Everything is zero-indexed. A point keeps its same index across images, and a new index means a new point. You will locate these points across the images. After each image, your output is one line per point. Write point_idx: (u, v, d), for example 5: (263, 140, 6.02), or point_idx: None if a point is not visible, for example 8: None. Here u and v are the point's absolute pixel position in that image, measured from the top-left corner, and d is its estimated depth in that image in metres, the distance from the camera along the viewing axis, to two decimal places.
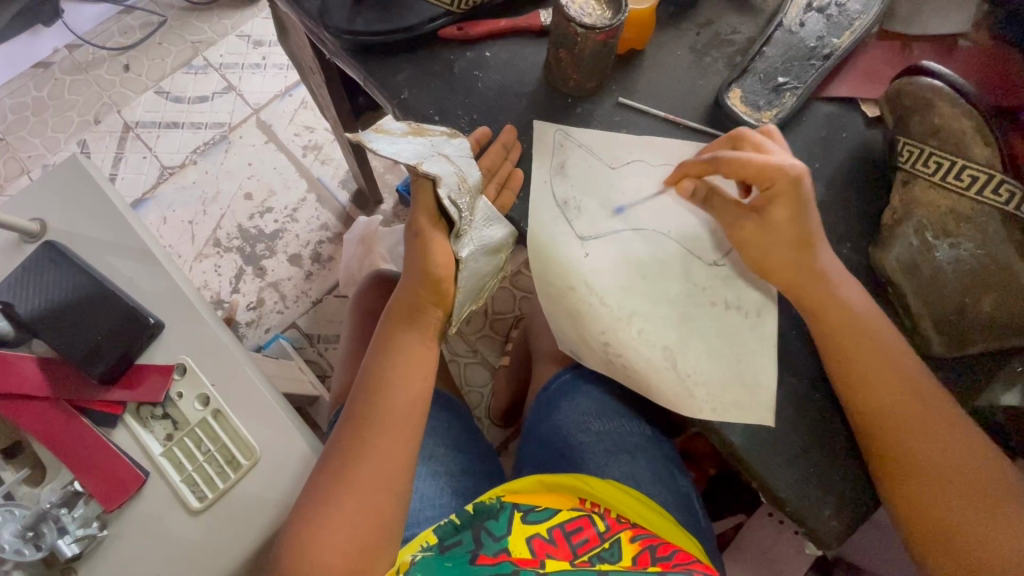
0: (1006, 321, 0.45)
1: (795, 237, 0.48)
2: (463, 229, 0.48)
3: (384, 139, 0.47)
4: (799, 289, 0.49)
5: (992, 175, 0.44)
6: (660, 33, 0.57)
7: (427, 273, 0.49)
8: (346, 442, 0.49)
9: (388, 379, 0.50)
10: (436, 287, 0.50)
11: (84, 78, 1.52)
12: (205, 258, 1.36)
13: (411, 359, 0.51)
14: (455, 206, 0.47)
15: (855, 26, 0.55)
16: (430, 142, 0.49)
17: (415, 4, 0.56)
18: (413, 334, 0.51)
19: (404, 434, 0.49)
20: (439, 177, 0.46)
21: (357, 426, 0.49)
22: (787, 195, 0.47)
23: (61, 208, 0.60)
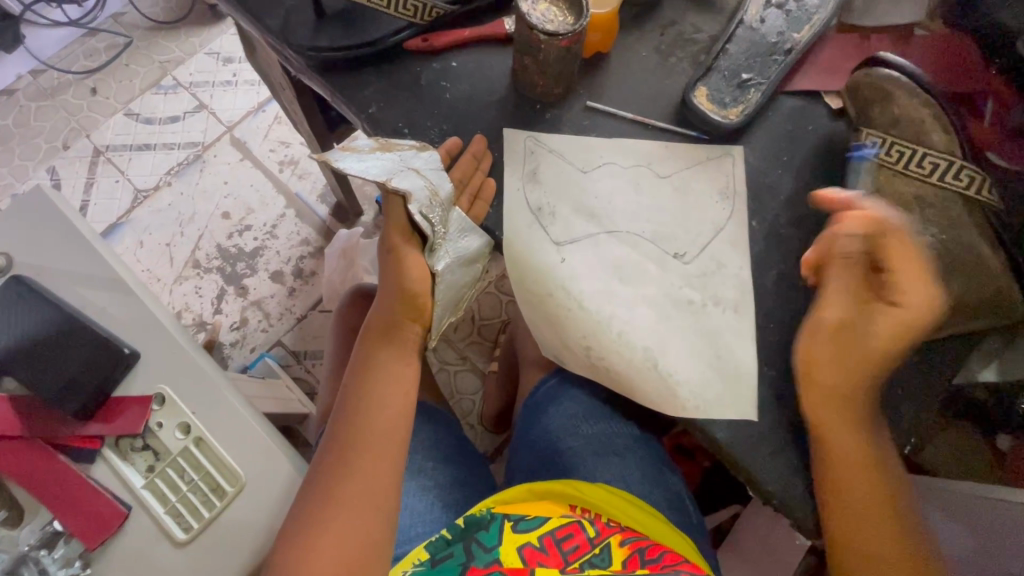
0: (975, 303, 0.46)
1: (851, 364, 0.47)
2: (437, 243, 0.49)
3: (351, 156, 0.46)
4: (825, 408, 0.47)
5: (952, 161, 0.45)
6: (625, 35, 0.58)
7: (402, 288, 0.50)
8: (331, 463, 0.48)
9: (371, 398, 0.50)
10: (412, 302, 0.50)
11: (51, 104, 1.49)
12: (185, 280, 1.35)
13: (392, 375, 0.50)
14: (426, 221, 0.48)
15: (814, 20, 0.55)
16: (399, 157, 0.48)
17: (378, 17, 0.56)
18: (392, 351, 0.51)
19: (389, 451, 0.49)
20: (410, 193, 0.47)
21: (342, 447, 0.49)
22: (912, 311, 0.45)
23: (27, 239, 0.59)
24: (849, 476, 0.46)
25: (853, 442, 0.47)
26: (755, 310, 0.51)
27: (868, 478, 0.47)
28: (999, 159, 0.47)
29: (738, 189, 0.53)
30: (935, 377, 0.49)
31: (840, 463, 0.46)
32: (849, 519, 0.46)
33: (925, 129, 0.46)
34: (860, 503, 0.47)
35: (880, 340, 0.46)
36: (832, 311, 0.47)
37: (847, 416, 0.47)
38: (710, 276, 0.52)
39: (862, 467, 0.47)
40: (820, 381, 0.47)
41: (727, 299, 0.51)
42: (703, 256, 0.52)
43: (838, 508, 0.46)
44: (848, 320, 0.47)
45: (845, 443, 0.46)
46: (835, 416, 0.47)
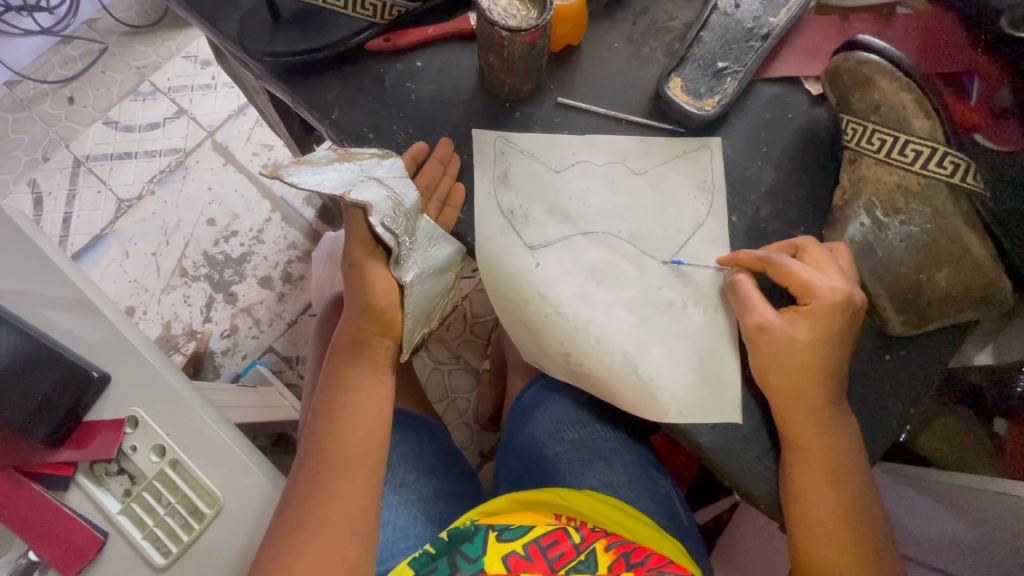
0: (962, 295, 0.45)
1: (776, 363, 0.45)
2: (402, 255, 0.47)
3: (307, 169, 0.44)
4: (795, 403, 0.44)
5: (935, 148, 0.43)
6: (598, 26, 0.55)
7: (368, 304, 0.48)
8: (305, 485, 0.47)
9: (342, 418, 0.49)
10: (376, 317, 0.49)
11: (28, 115, 1.46)
12: (172, 289, 1.33)
13: (361, 395, 0.50)
14: (389, 233, 0.46)
15: (791, 3, 0.53)
16: (359, 166, 0.47)
17: (336, 17, 0.54)
18: (360, 368, 0.50)
19: (364, 471, 0.48)
20: (370, 205, 0.44)
21: (315, 470, 0.48)
22: (820, 316, 0.44)
23: None
24: (818, 461, 0.44)
25: (828, 441, 0.44)
26: (735, 309, 0.49)
27: (841, 478, 0.45)
28: (992, 143, 0.41)
29: (717, 182, 0.52)
30: (925, 369, 0.48)
31: (814, 447, 0.44)
32: (818, 526, 0.44)
33: (906, 114, 0.44)
34: (829, 502, 0.44)
35: (805, 342, 0.44)
36: (752, 314, 0.46)
37: (821, 416, 0.44)
38: (689, 275, 0.50)
39: (830, 458, 0.44)
40: (800, 385, 0.44)
41: (706, 299, 0.50)
42: (681, 254, 0.50)
43: (803, 505, 0.44)
44: (772, 321, 0.45)
45: (820, 439, 0.44)
46: (805, 413, 0.44)
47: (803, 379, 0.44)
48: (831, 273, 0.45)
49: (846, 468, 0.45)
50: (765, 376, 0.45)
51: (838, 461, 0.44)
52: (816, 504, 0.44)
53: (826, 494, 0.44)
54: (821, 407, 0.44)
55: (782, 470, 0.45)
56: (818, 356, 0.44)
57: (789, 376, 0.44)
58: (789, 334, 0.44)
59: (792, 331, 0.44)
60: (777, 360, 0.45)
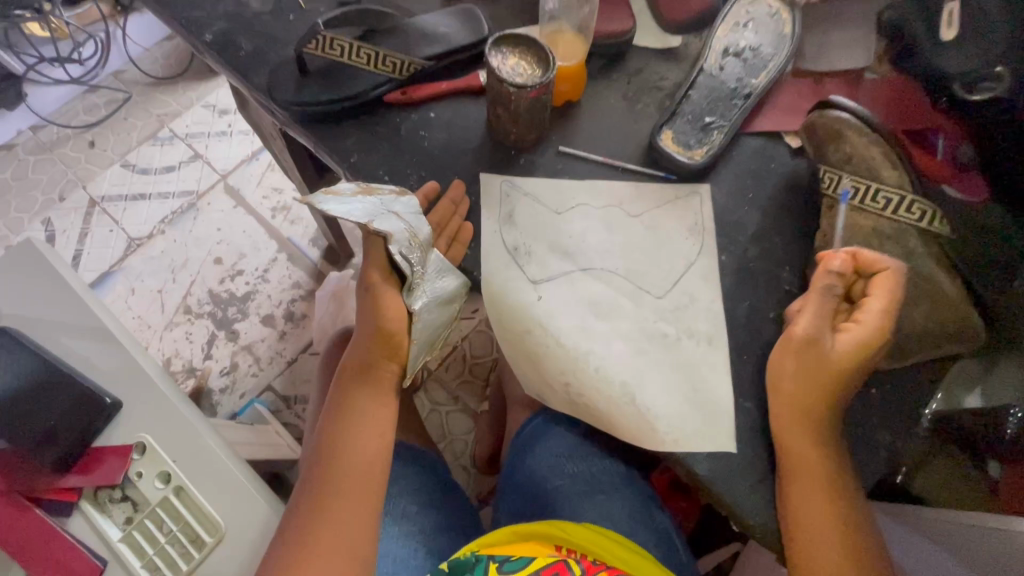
0: (939, 332, 0.47)
1: (810, 371, 0.47)
2: (416, 282, 0.51)
3: (334, 200, 0.48)
4: (789, 425, 0.47)
5: (904, 196, 0.48)
6: (595, 84, 0.61)
7: (379, 325, 0.51)
8: (311, 504, 0.49)
9: (348, 438, 0.50)
10: (377, 341, 0.51)
11: (49, 157, 1.53)
12: (175, 326, 1.35)
13: (367, 414, 0.51)
14: (406, 261, 0.49)
15: (770, 67, 0.59)
16: (381, 199, 0.50)
17: (359, 73, 0.59)
18: (365, 390, 0.52)
19: (368, 492, 0.50)
20: (389, 234, 0.48)
21: (321, 490, 0.49)
22: (868, 334, 0.46)
23: (15, 292, 0.60)
24: (812, 483, 0.46)
25: (819, 462, 0.46)
26: (728, 342, 0.52)
27: (831, 498, 0.46)
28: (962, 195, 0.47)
29: (707, 224, 0.55)
30: (911, 402, 0.50)
31: (807, 467, 0.46)
32: (815, 548, 0.45)
33: (876, 166, 0.48)
34: (825, 523, 0.45)
35: (845, 354, 0.46)
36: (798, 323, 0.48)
37: (815, 437, 0.47)
38: (684, 309, 0.53)
39: (824, 480, 0.46)
40: (794, 404, 0.47)
41: (701, 332, 0.52)
42: (675, 290, 0.54)
43: (802, 527, 0.45)
44: (815, 330, 0.47)
45: (813, 461, 0.46)
46: (798, 436, 0.47)
47: (807, 399, 0.47)
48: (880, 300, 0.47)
49: (835, 488, 0.46)
50: (780, 386, 0.48)
51: (830, 483, 0.46)
52: (810, 523, 0.45)
53: (821, 516, 0.45)
54: (810, 428, 0.47)
55: (777, 493, 0.47)
56: (831, 377, 0.47)
57: (780, 398, 0.48)
58: (831, 348, 0.47)
59: (836, 344, 0.47)
60: (779, 381, 0.48)
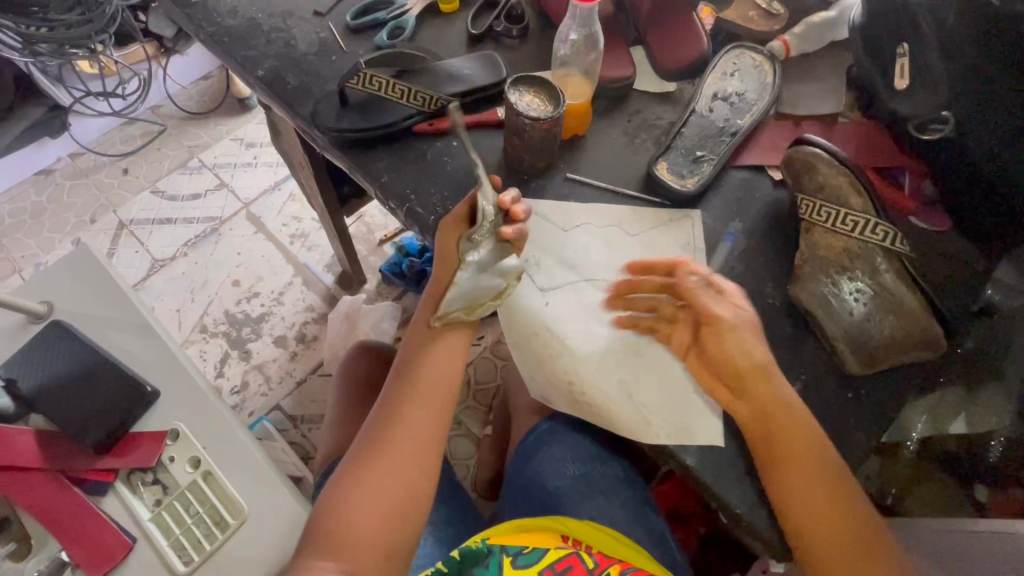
0: (904, 340, 0.53)
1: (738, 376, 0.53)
2: (478, 236, 0.55)
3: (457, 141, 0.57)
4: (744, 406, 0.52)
5: (868, 219, 0.54)
6: (599, 122, 0.69)
7: (448, 254, 0.56)
8: (388, 411, 0.56)
9: (422, 356, 0.57)
10: (450, 272, 0.56)
11: (85, 182, 1.63)
12: (191, 343, 1.41)
13: (437, 335, 0.57)
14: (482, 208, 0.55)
15: (754, 109, 0.67)
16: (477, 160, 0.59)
17: (392, 105, 0.67)
18: (439, 318, 0.57)
19: (436, 405, 0.56)
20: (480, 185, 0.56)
21: (396, 397, 0.56)
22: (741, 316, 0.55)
23: (70, 290, 0.66)
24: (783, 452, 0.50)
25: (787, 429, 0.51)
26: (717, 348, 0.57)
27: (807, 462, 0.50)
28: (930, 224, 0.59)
29: (699, 244, 0.62)
30: (884, 407, 0.55)
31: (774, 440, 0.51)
32: (803, 511, 0.49)
33: (844, 194, 0.55)
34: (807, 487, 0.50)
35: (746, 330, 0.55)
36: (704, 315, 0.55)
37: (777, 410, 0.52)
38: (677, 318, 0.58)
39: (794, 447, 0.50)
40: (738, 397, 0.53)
41: (691, 337, 0.57)
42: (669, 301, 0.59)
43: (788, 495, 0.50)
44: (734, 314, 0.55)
45: (779, 431, 0.51)
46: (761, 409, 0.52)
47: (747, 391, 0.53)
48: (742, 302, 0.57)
49: (814, 460, 0.51)
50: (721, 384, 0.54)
51: (804, 449, 0.51)
52: (801, 507, 0.49)
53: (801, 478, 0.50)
54: (790, 426, 0.51)
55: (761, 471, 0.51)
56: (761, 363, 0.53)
57: (755, 403, 0.52)
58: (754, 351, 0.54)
59: (757, 351, 0.54)
60: (755, 389, 0.53)
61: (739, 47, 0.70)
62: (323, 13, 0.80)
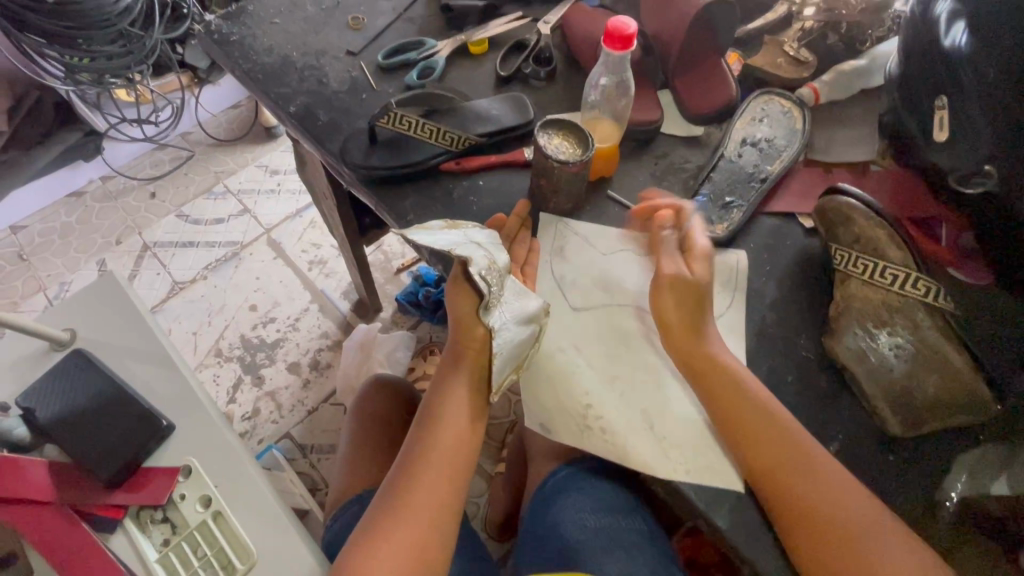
0: (949, 402, 0.50)
1: (717, 390, 0.53)
2: (492, 302, 0.54)
3: (423, 233, 0.54)
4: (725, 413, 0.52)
5: (909, 273, 0.52)
6: (625, 164, 0.69)
7: (459, 321, 0.56)
8: (402, 474, 0.54)
9: (441, 417, 0.56)
10: (477, 337, 0.55)
11: (113, 205, 1.67)
12: (205, 368, 1.41)
13: (454, 396, 0.56)
14: (484, 281, 0.53)
15: (783, 156, 0.66)
16: (467, 232, 0.57)
17: (420, 144, 0.68)
18: (462, 383, 0.57)
19: (453, 468, 0.55)
20: (470, 257, 0.52)
21: (412, 459, 0.55)
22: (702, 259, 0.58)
23: (92, 318, 0.67)
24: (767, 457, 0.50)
25: (764, 430, 0.51)
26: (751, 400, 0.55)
27: (795, 465, 0.49)
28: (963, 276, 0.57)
29: (733, 289, 0.60)
30: (927, 469, 0.52)
31: (757, 447, 0.50)
32: (806, 517, 0.47)
33: (883, 245, 0.53)
34: (804, 491, 0.48)
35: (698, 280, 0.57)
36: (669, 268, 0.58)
37: (750, 415, 0.51)
38: None
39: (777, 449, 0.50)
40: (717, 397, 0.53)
41: None
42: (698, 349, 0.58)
43: (790, 502, 0.48)
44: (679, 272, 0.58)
45: (760, 436, 0.51)
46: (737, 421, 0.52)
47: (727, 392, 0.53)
48: (704, 263, 0.58)
49: (809, 466, 0.49)
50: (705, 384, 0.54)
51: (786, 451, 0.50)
52: (795, 513, 0.48)
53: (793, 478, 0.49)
54: (765, 430, 0.51)
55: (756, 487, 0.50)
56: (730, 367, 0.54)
57: (716, 408, 0.53)
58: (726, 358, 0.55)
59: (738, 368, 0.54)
60: (739, 411, 0.52)
61: (767, 93, 0.71)
62: (355, 52, 0.82)
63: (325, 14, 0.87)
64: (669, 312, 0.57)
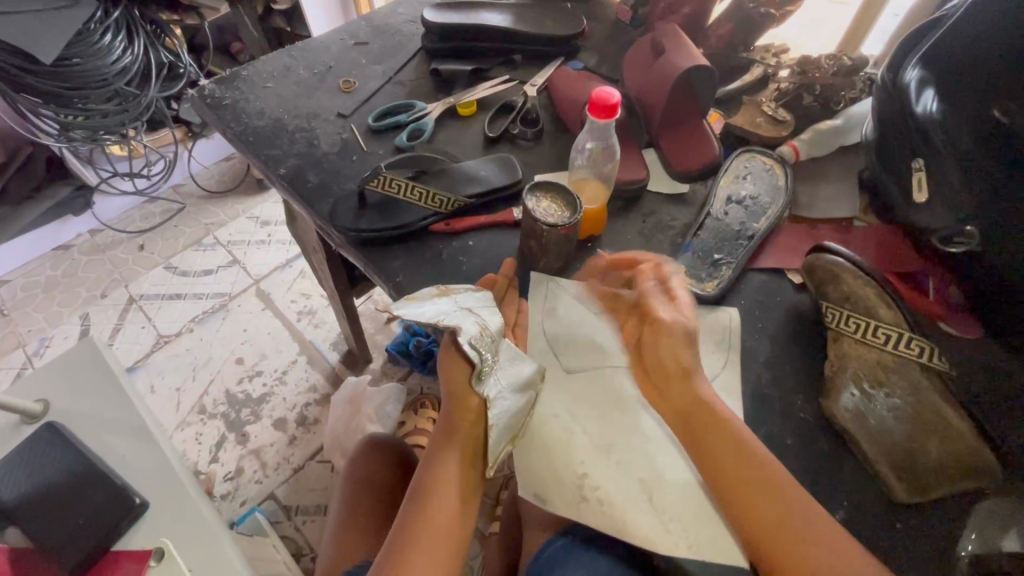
0: (956, 466, 0.48)
1: (722, 456, 0.50)
2: (486, 370, 0.53)
3: (412, 303, 0.53)
4: (730, 482, 0.49)
5: (901, 332, 0.51)
6: (613, 222, 0.70)
7: (454, 393, 0.54)
8: (392, 562, 0.50)
9: (433, 497, 0.53)
10: (472, 406, 0.54)
11: (100, 258, 1.66)
12: (187, 425, 1.36)
13: (448, 472, 0.54)
14: (475, 350, 0.52)
15: (769, 212, 0.67)
16: (458, 299, 0.56)
17: (410, 205, 0.68)
18: (455, 457, 0.55)
19: (447, 552, 0.51)
20: (459, 327, 0.52)
21: (402, 544, 0.51)
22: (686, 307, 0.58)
23: (67, 387, 0.64)
24: (778, 532, 0.46)
25: (775, 504, 0.47)
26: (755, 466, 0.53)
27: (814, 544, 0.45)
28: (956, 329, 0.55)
29: (729, 348, 0.59)
30: (939, 538, 0.50)
31: (768, 521, 0.47)
32: None
33: (872, 305, 0.54)
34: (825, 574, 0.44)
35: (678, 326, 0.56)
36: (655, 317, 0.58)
37: (759, 485, 0.48)
38: None
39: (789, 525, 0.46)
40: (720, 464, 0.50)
41: None
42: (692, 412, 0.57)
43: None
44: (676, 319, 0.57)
45: (771, 510, 0.47)
46: (746, 491, 0.48)
47: (731, 459, 0.50)
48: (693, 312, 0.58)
49: (828, 544, 0.45)
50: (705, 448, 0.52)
51: (802, 528, 0.46)
52: None
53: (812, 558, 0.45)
54: (752, 480, 0.49)
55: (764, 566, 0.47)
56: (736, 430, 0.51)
57: (715, 476, 0.51)
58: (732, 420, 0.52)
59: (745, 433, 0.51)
60: (748, 484, 0.49)
61: (749, 151, 0.73)
62: (346, 115, 0.84)
63: (317, 78, 0.90)
64: (666, 356, 0.57)
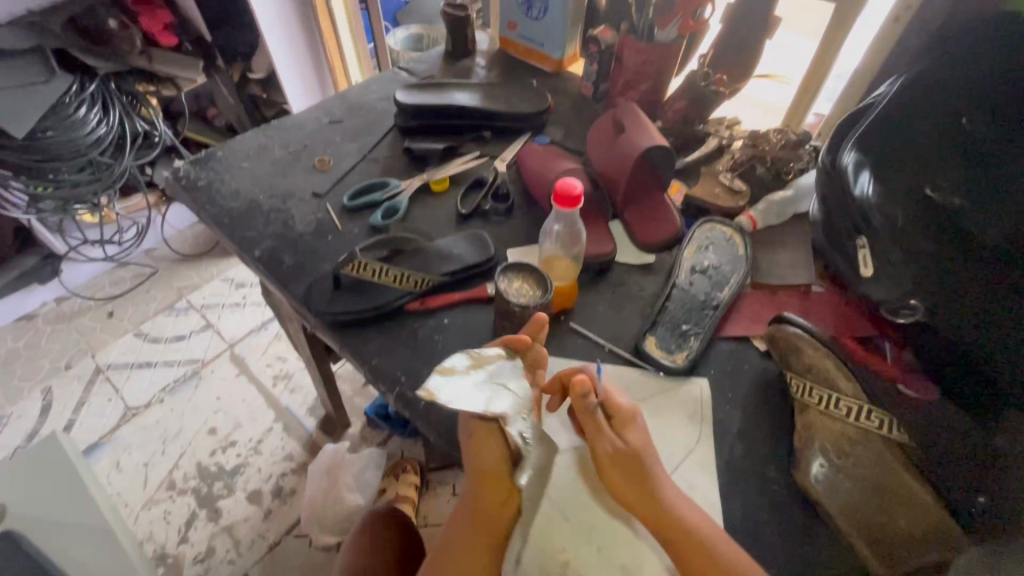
0: (926, 536, 0.49)
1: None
2: (525, 456, 0.52)
3: (449, 381, 0.51)
4: None
5: (861, 404, 0.54)
6: (584, 295, 0.72)
7: (483, 474, 0.52)
8: None
9: None
10: (505, 491, 0.52)
11: (66, 327, 1.61)
12: (155, 504, 1.29)
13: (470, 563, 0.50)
14: (522, 436, 0.52)
15: (731, 281, 0.70)
16: (490, 371, 0.54)
17: (385, 287, 0.69)
18: (479, 546, 0.51)
19: None
20: (506, 414, 0.51)
21: None
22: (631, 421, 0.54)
23: (26, 488, 0.62)
24: None
25: None
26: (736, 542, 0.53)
27: None
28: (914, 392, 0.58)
29: (702, 419, 0.61)
30: None
31: None
32: None
33: (833, 376, 0.56)
34: None
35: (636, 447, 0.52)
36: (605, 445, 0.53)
37: None
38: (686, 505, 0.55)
39: None
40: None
41: None
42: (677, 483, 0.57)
43: None
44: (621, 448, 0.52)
45: None
46: None
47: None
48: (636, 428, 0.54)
49: None
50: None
51: None
52: None
53: None
54: None
55: None
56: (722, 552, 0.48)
57: None
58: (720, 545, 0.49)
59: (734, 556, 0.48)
60: None
61: (709, 222, 0.77)
62: (321, 193, 0.86)
63: (292, 157, 0.92)
64: (624, 491, 0.51)
